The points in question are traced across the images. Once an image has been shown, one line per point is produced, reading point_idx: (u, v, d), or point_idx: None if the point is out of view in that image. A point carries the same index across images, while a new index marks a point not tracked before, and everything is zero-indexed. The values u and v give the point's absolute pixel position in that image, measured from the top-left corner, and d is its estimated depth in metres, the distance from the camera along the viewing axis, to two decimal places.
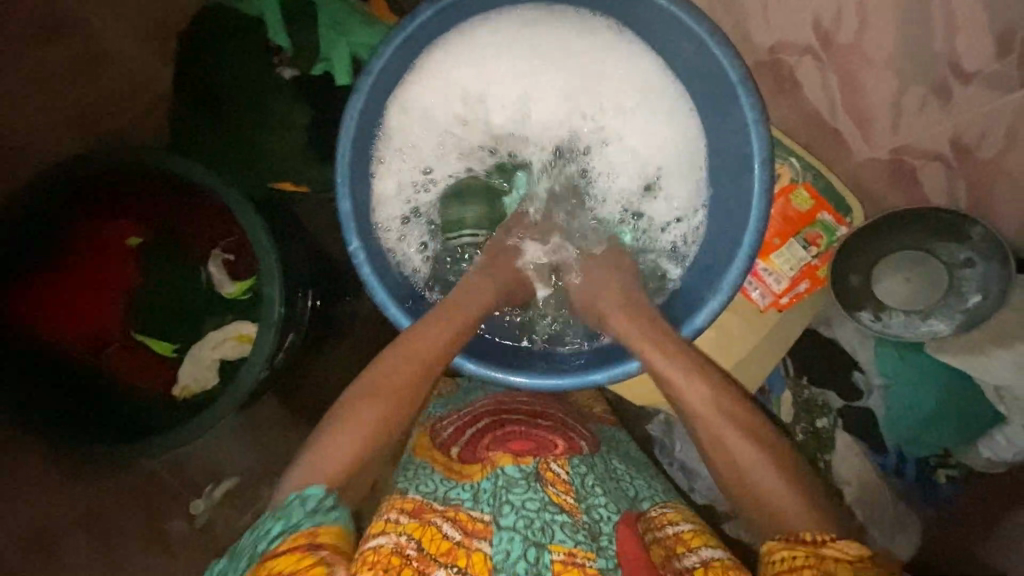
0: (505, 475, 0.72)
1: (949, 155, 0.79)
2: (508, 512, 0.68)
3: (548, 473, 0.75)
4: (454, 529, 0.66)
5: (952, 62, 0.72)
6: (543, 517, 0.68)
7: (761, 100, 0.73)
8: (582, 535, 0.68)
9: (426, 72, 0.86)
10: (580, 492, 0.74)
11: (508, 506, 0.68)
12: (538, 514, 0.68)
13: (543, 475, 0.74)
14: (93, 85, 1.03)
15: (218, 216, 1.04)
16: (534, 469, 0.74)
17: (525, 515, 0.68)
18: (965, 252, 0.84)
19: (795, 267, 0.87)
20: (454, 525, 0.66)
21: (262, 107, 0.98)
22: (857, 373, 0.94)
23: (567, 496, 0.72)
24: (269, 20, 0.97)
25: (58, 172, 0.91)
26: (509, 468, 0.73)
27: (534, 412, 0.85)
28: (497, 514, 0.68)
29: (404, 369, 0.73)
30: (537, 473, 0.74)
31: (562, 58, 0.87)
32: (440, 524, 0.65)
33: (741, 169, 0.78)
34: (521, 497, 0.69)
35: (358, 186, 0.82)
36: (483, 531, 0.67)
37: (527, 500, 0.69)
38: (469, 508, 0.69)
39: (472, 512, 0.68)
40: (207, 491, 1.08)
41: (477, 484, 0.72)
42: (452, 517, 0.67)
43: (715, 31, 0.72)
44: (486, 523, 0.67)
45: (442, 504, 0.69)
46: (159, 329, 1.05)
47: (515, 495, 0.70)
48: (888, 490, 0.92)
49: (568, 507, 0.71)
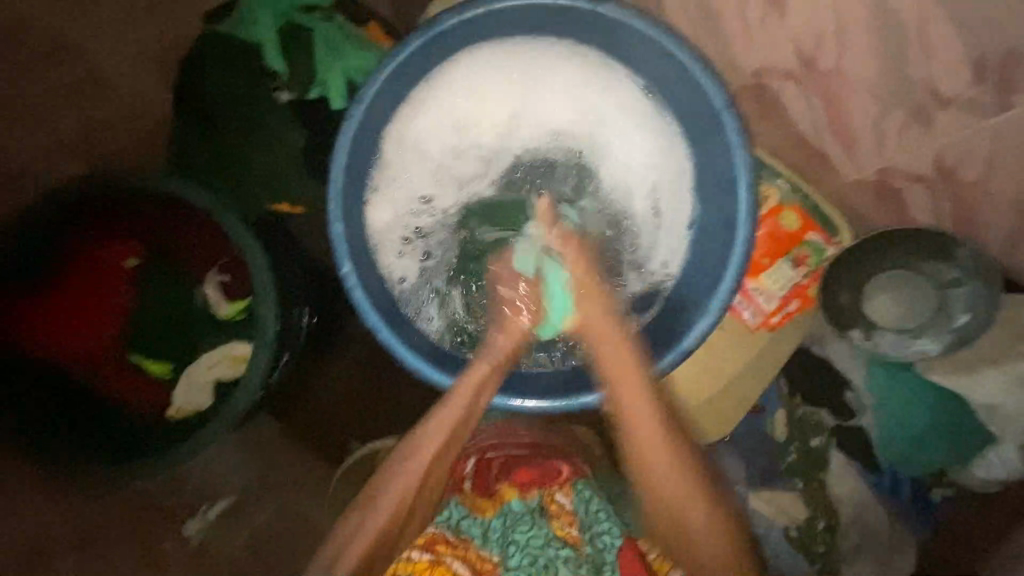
0: (511, 511, 0.76)
1: (931, 176, 0.79)
2: (514, 552, 0.73)
3: (552, 504, 0.77)
4: (464, 566, 0.71)
5: (928, 85, 0.72)
6: (546, 554, 0.72)
7: (745, 125, 0.74)
8: (585, 569, 0.71)
9: (419, 103, 0.88)
10: (584, 521, 0.76)
11: (514, 546, 0.73)
12: (541, 552, 0.72)
13: (547, 508, 0.77)
14: (93, 111, 1.05)
15: (214, 238, 1.05)
16: (538, 503, 0.77)
17: (531, 552, 0.72)
18: (953, 272, 0.84)
19: (785, 286, 0.88)
20: (466, 561, 0.72)
21: (259, 130, 1.00)
22: (848, 392, 0.93)
23: (571, 529, 0.75)
24: (266, 51, 1.00)
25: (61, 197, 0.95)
26: (514, 503, 0.77)
27: (536, 441, 0.88)
28: (505, 556, 0.73)
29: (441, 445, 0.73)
30: (540, 508, 0.77)
31: (549, 86, 0.90)
32: (451, 563, 0.71)
33: (726, 193, 0.79)
34: (525, 535, 0.74)
35: (351, 211, 0.83)
36: (491, 571, 0.72)
37: (532, 538, 0.73)
38: (480, 546, 0.74)
39: (483, 552, 0.74)
40: (201, 511, 1.06)
41: (488, 522, 0.76)
42: (463, 556, 0.72)
43: (699, 58, 0.74)
44: (495, 564, 0.73)
45: (456, 535, 0.75)
46: (154, 351, 1.06)
47: (519, 534, 0.74)
48: (884, 509, 0.92)
49: (572, 540, 0.74)
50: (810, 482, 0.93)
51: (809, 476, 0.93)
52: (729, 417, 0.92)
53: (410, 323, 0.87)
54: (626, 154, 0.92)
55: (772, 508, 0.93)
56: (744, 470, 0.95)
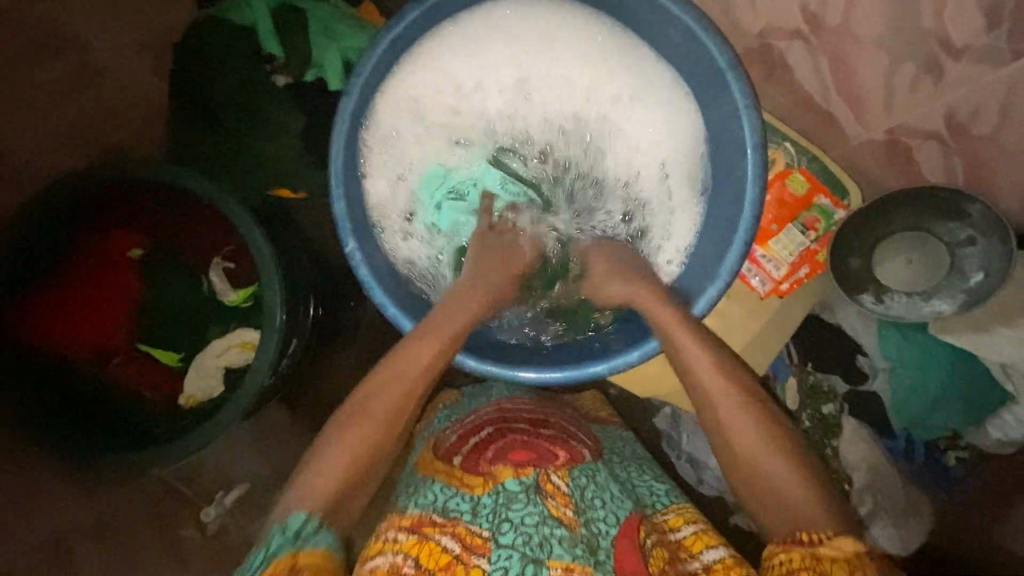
0: (505, 490, 0.74)
1: (944, 133, 0.81)
2: (507, 530, 0.70)
3: (548, 485, 0.75)
4: (454, 542, 0.70)
5: (941, 37, 0.76)
6: (541, 531, 0.70)
7: (752, 87, 0.73)
8: (580, 549, 0.69)
9: (414, 73, 0.88)
10: (579, 504, 0.74)
11: (507, 524, 0.70)
12: (536, 530, 0.70)
13: (543, 486, 0.75)
14: (87, 100, 1.03)
15: (217, 223, 1.04)
16: (534, 481, 0.75)
17: (524, 531, 0.70)
18: (965, 230, 0.84)
19: (794, 252, 0.87)
20: (453, 538, 0.70)
21: (257, 113, 0.98)
22: (861, 357, 0.93)
23: (566, 509, 0.73)
24: (260, 30, 0.98)
25: (70, 183, 0.92)
26: (510, 482, 0.74)
27: (534, 420, 0.87)
28: (496, 532, 0.70)
29: (385, 400, 0.67)
30: (537, 485, 0.75)
31: (550, 55, 0.89)
32: (440, 539, 0.70)
33: (734, 159, 0.78)
34: (520, 513, 0.71)
35: (353, 188, 0.82)
36: (481, 546, 0.70)
37: (525, 516, 0.71)
38: (469, 522, 0.72)
39: (473, 527, 0.72)
40: (217, 498, 1.08)
41: (478, 497, 0.74)
42: (452, 532, 0.71)
43: (702, 18, 0.73)
44: (485, 540, 0.70)
45: (443, 515, 0.72)
46: (163, 340, 1.06)
47: (515, 512, 0.72)
48: (898, 473, 0.92)
49: (566, 520, 0.72)
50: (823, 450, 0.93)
51: (822, 443, 0.93)
52: None
53: (419, 300, 0.86)
54: (634, 123, 0.89)
55: None
56: None
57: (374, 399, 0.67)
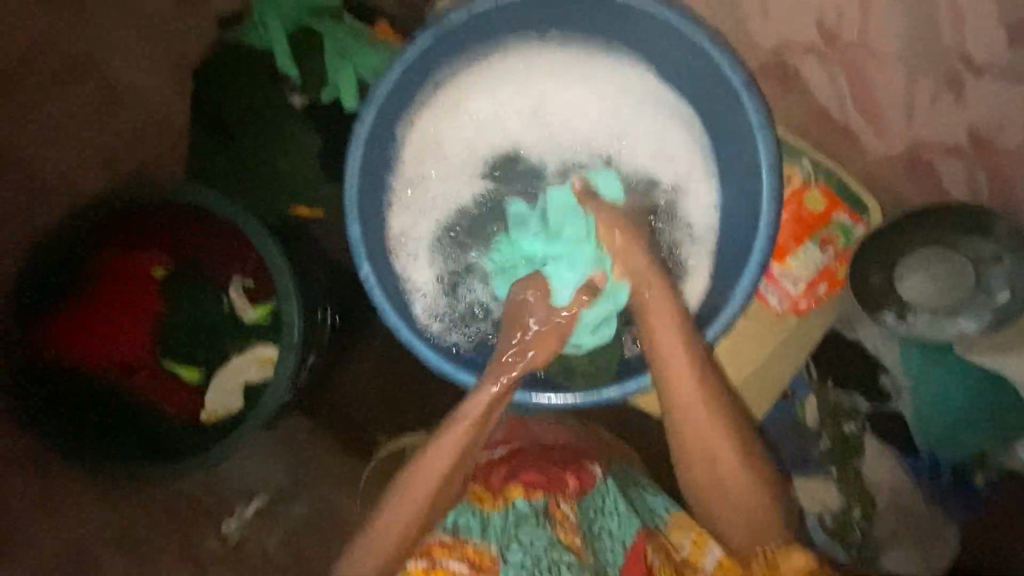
0: (515, 510, 0.72)
1: (965, 146, 0.82)
2: (515, 548, 0.68)
3: (557, 510, 0.73)
4: (462, 565, 0.68)
5: (962, 53, 0.79)
6: (550, 556, 0.68)
7: (766, 105, 0.72)
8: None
9: (429, 100, 0.89)
10: (588, 533, 0.72)
11: (517, 544, 0.68)
12: (545, 554, 0.68)
13: (552, 512, 0.73)
14: (111, 123, 1.06)
15: (237, 245, 1.07)
16: (542, 506, 0.73)
17: (533, 554, 0.68)
18: (993, 247, 0.83)
19: (813, 269, 0.85)
20: (462, 561, 0.68)
21: (274, 134, 1.01)
22: (883, 376, 0.90)
23: (575, 535, 0.71)
24: (276, 53, 1.00)
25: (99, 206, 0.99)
26: (519, 502, 0.73)
27: (550, 444, 0.86)
28: (505, 551, 0.68)
29: (440, 457, 0.73)
30: (546, 510, 0.72)
31: (564, 92, 0.92)
32: (449, 564, 0.68)
33: (748, 180, 0.78)
34: (529, 535, 0.69)
35: (369, 212, 0.84)
36: (490, 568, 0.68)
37: (535, 538, 0.69)
38: (477, 541, 0.70)
39: (482, 546, 0.69)
40: (237, 510, 1.02)
41: (488, 515, 0.72)
42: (460, 554, 0.68)
43: (718, 38, 0.73)
44: (494, 561, 0.68)
45: (452, 534, 0.71)
46: (186, 353, 1.08)
47: (524, 533, 0.70)
48: (922, 494, 0.89)
49: (574, 547, 0.70)
50: (844, 469, 0.90)
51: (842, 464, 0.90)
52: (760, 402, 0.90)
53: (449, 340, 0.87)
54: (647, 141, 0.90)
55: (807, 498, 0.90)
56: (776, 458, 0.91)
57: (436, 455, 0.73)
